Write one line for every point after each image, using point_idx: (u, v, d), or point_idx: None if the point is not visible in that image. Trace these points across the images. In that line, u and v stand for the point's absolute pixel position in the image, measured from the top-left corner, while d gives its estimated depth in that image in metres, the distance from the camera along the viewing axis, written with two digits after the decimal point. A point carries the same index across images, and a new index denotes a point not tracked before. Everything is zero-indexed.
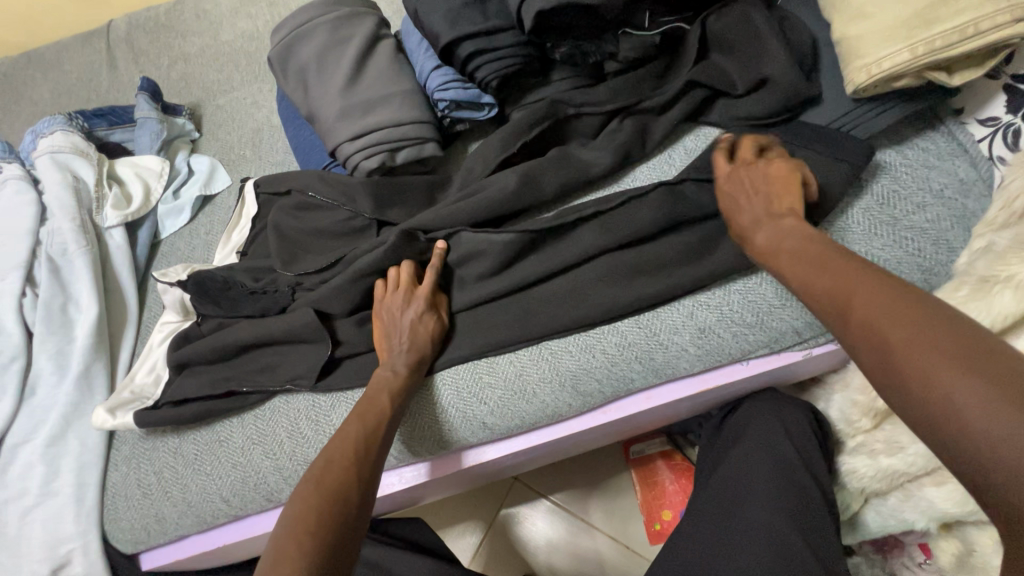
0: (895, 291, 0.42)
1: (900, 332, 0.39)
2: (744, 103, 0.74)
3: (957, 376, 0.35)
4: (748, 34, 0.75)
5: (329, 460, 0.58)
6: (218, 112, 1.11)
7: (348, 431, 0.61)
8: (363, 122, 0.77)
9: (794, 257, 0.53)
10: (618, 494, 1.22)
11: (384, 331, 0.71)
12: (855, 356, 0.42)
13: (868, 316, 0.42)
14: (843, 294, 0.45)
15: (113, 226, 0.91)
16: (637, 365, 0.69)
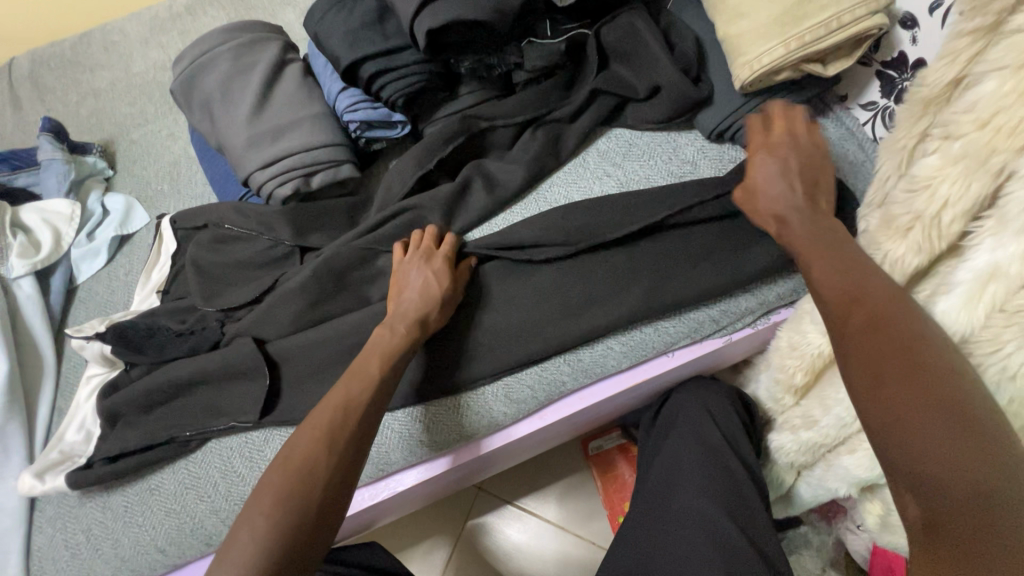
0: (895, 311, 0.47)
1: (906, 377, 0.44)
2: (647, 108, 0.78)
3: (957, 422, 0.41)
4: (643, 39, 0.77)
5: (276, 487, 0.53)
6: (133, 147, 1.07)
7: (302, 444, 0.56)
8: (272, 149, 0.76)
9: (816, 261, 0.54)
10: (582, 492, 1.24)
11: (397, 284, 0.70)
12: (866, 355, 0.46)
13: (888, 321, 0.46)
14: (875, 289, 0.48)
15: (21, 276, 0.87)
16: (566, 367, 0.71)
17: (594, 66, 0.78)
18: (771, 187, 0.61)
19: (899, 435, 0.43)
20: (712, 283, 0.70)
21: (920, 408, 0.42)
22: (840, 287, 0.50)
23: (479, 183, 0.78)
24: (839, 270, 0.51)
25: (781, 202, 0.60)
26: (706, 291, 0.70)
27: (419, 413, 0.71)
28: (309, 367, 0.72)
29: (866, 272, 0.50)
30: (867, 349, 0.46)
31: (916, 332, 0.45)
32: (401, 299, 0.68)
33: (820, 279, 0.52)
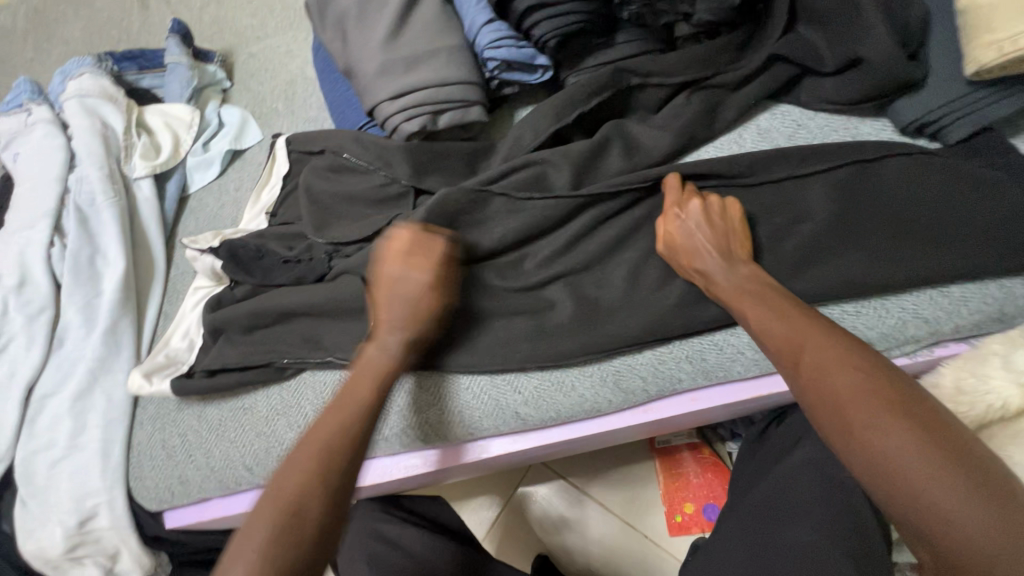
0: (858, 361, 0.48)
1: (870, 411, 0.45)
2: (833, 84, 0.67)
3: (933, 447, 0.42)
4: (852, 3, 0.65)
5: (281, 504, 0.48)
6: (250, 61, 1.05)
7: (302, 454, 0.51)
8: (404, 80, 0.71)
9: (749, 306, 0.56)
10: (642, 484, 1.19)
11: (385, 284, 0.62)
12: (832, 411, 0.47)
13: (848, 374, 0.47)
14: (822, 347, 0.50)
15: (141, 177, 0.88)
16: (686, 365, 0.64)
17: (780, 29, 0.69)
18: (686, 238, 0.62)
19: (879, 475, 0.43)
20: (878, 302, 0.61)
21: (890, 439, 0.43)
22: (784, 338, 0.52)
23: (618, 147, 0.70)
24: (783, 321, 0.53)
25: (712, 267, 0.60)
26: (870, 309, 0.60)
27: (502, 375, 0.67)
28: None
29: (811, 328, 0.51)
30: (834, 390, 0.47)
31: (885, 377, 0.47)
32: (389, 303, 0.61)
33: (765, 334, 0.54)
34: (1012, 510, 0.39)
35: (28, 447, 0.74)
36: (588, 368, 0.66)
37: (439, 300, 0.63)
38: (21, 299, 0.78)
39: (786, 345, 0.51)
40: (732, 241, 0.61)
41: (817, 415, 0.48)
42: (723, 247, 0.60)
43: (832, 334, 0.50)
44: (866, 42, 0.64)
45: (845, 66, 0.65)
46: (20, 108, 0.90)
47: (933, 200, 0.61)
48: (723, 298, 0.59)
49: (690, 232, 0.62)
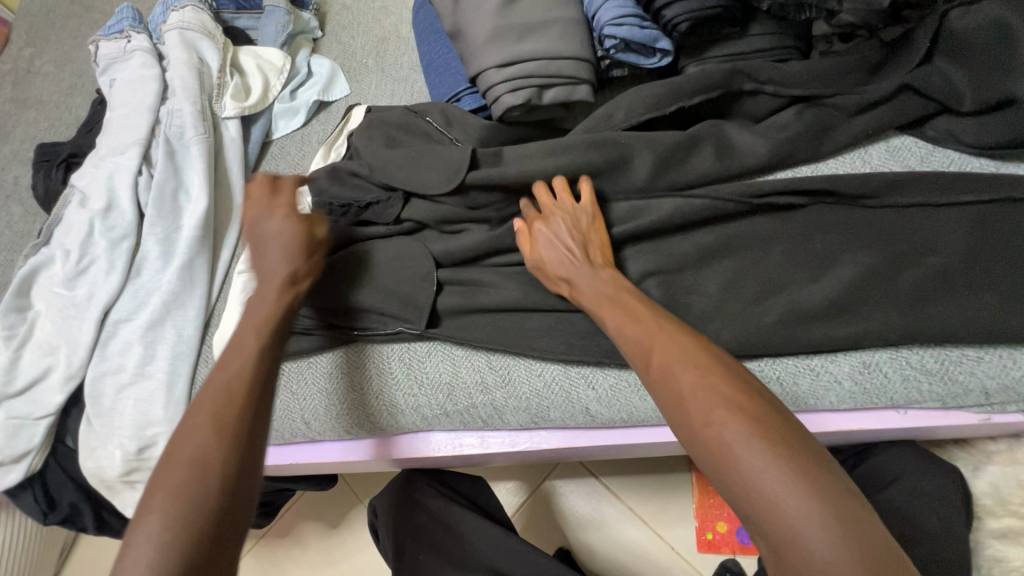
0: (707, 361, 0.46)
1: (708, 397, 0.43)
2: (972, 124, 0.61)
3: (762, 455, 0.39)
4: (1008, 35, 0.58)
5: (175, 450, 0.46)
6: (344, 12, 1.03)
7: (206, 402, 0.49)
8: (515, 49, 0.67)
9: (609, 311, 0.55)
10: (676, 495, 1.16)
11: (254, 239, 0.63)
12: (675, 405, 0.45)
13: (684, 370, 0.45)
14: (672, 344, 0.48)
15: (229, 117, 0.87)
16: (777, 387, 0.60)
17: (919, 55, 0.62)
18: (551, 253, 0.61)
19: (719, 470, 0.41)
20: (1001, 351, 0.56)
21: (726, 445, 0.41)
22: (636, 336, 0.51)
23: (709, 148, 0.65)
24: (649, 323, 0.51)
25: (574, 268, 0.59)
26: (993, 357, 0.56)
27: (578, 368, 0.65)
28: (492, 295, 0.67)
29: (661, 327, 0.50)
30: (682, 390, 0.45)
31: (675, 367, 0.46)
32: (263, 254, 0.61)
33: (618, 334, 0.52)
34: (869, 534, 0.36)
35: (98, 369, 0.76)
36: None
37: (314, 236, 0.64)
38: (106, 224, 0.79)
39: (640, 344, 0.50)
40: (593, 246, 0.61)
41: (670, 415, 0.46)
42: (583, 251, 0.60)
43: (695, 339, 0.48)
44: (1018, 76, 0.57)
45: (990, 106, 0.60)
46: (121, 34, 0.90)
47: None
48: (584, 301, 0.58)
49: (553, 235, 0.61)
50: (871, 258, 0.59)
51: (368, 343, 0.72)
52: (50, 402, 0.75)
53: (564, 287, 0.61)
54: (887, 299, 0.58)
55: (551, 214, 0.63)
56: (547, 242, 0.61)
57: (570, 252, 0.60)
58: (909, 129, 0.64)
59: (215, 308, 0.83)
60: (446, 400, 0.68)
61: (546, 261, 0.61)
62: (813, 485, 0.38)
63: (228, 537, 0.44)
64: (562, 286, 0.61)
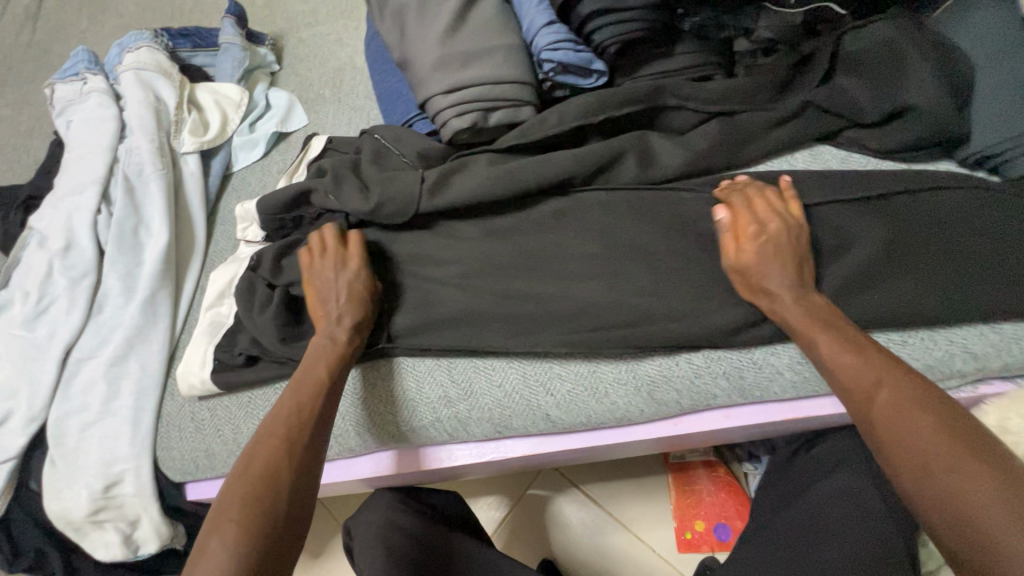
0: (910, 391, 0.49)
1: (929, 428, 0.46)
2: (878, 133, 0.65)
3: (985, 481, 0.42)
4: (897, 46, 0.64)
5: (251, 468, 0.54)
6: (301, 46, 1.06)
7: (279, 428, 0.57)
8: (459, 75, 0.71)
9: (822, 337, 0.55)
10: (654, 497, 1.18)
11: (317, 293, 0.68)
12: (895, 433, 0.48)
13: (898, 400, 0.49)
14: (857, 370, 0.52)
15: (188, 152, 0.89)
16: (722, 381, 0.64)
17: (819, 74, 0.67)
18: (756, 263, 0.60)
19: (934, 487, 0.44)
20: (922, 334, 0.60)
21: (949, 475, 0.43)
22: (851, 368, 0.52)
23: (634, 157, 0.71)
24: (847, 349, 0.53)
25: (780, 280, 0.59)
26: (917, 340, 0.60)
27: (534, 376, 0.68)
28: (450, 311, 0.69)
29: (877, 360, 0.52)
30: (891, 424, 0.48)
31: (893, 401, 0.49)
32: (414, 312, 0.65)
33: (833, 364, 0.54)
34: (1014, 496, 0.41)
35: (62, 408, 0.75)
36: (621, 375, 0.66)
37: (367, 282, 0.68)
38: (66, 263, 0.80)
39: (855, 378, 0.52)
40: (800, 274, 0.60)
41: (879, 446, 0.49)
42: (792, 265, 0.59)
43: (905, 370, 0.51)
44: (912, 88, 0.62)
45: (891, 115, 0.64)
46: (77, 77, 0.92)
47: (992, 233, 0.60)
48: (784, 318, 0.58)
49: (757, 259, 0.60)
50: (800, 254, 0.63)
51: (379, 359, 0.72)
52: (12, 445, 0.74)
53: (762, 297, 0.60)
54: (816, 293, 0.62)
55: (765, 217, 0.62)
56: (756, 253, 0.60)
57: (780, 263, 0.59)
58: (821, 138, 0.68)
59: (179, 341, 0.83)
60: (411, 416, 0.70)
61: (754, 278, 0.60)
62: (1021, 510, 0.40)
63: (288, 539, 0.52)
64: (760, 296, 0.60)
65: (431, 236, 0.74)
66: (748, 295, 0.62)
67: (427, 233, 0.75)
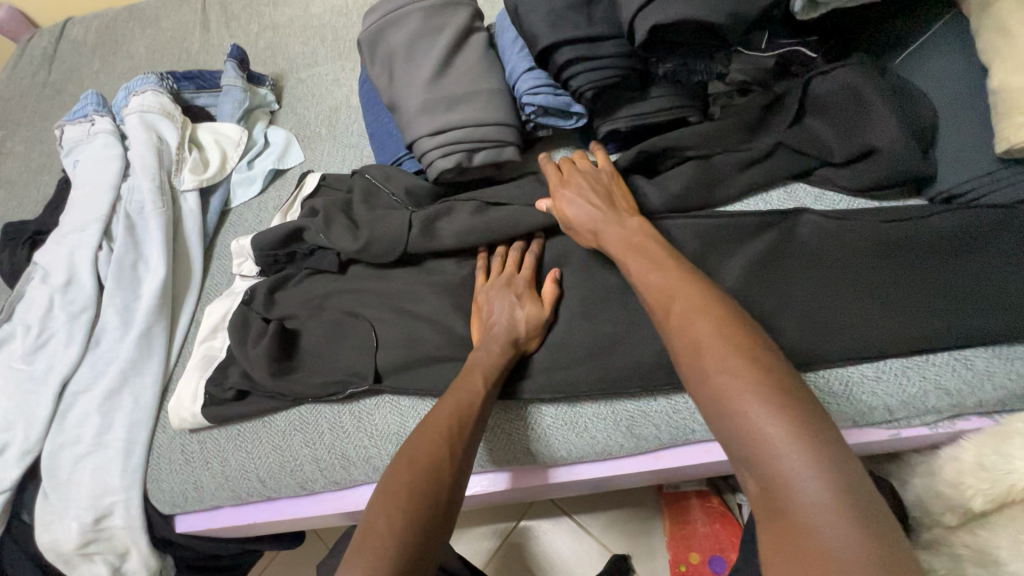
0: (715, 308, 0.49)
1: (722, 343, 0.46)
2: (848, 172, 0.68)
3: (757, 401, 0.42)
4: (861, 91, 0.66)
5: (414, 459, 0.55)
6: (299, 85, 1.10)
7: (430, 425, 0.58)
8: (444, 119, 0.74)
9: (634, 261, 0.59)
10: (648, 528, 1.16)
11: (483, 311, 0.69)
12: (693, 354, 0.48)
13: (699, 320, 0.49)
14: (667, 287, 0.53)
15: (188, 189, 0.93)
16: (700, 417, 0.65)
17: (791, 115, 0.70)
18: (577, 204, 0.66)
19: (724, 405, 0.44)
20: (898, 367, 0.61)
21: (745, 417, 0.42)
22: (657, 284, 0.55)
23: None
24: (659, 271, 0.56)
25: (584, 212, 0.65)
26: (889, 373, 0.61)
27: (515, 409, 0.69)
28: (435, 346, 0.71)
29: (682, 279, 0.53)
30: (683, 335, 0.49)
31: (696, 317, 0.49)
32: (488, 328, 0.67)
33: (642, 283, 0.56)
34: (814, 434, 0.40)
35: (56, 440, 0.77)
36: (601, 409, 0.67)
37: (538, 313, 0.67)
38: (66, 298, 0.83)
39: (663, 296, 0.53)
40: (615, 199, 0.67)
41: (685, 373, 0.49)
42: (606, 203, 0.66)
43: (712, 292, 0.51)
44: (875, 133, 0.65)
45: (858, 156, 0.67)
46: (85, 119, 0.96)
47: (956, 265, 0.61)
48: (612, 248, 0.62)
49: (573, 186, 0.68)
50: (776, 285, 0.64)
51: (366, 396, 0.74)
52: (6, 477, 0.76)
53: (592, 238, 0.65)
54: (794, 333, 0.61)
55: (570, 169, 0.70)
56: (575, 198, 0.66)
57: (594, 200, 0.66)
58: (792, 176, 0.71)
59: (173, 373, 0.85)
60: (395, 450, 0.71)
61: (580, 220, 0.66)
62: (821, 455, 0.39)
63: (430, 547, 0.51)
64: (586, 237, 0.66)
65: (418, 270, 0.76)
66: (581, 241, 0.67)
67: (412, 268, 0.77)
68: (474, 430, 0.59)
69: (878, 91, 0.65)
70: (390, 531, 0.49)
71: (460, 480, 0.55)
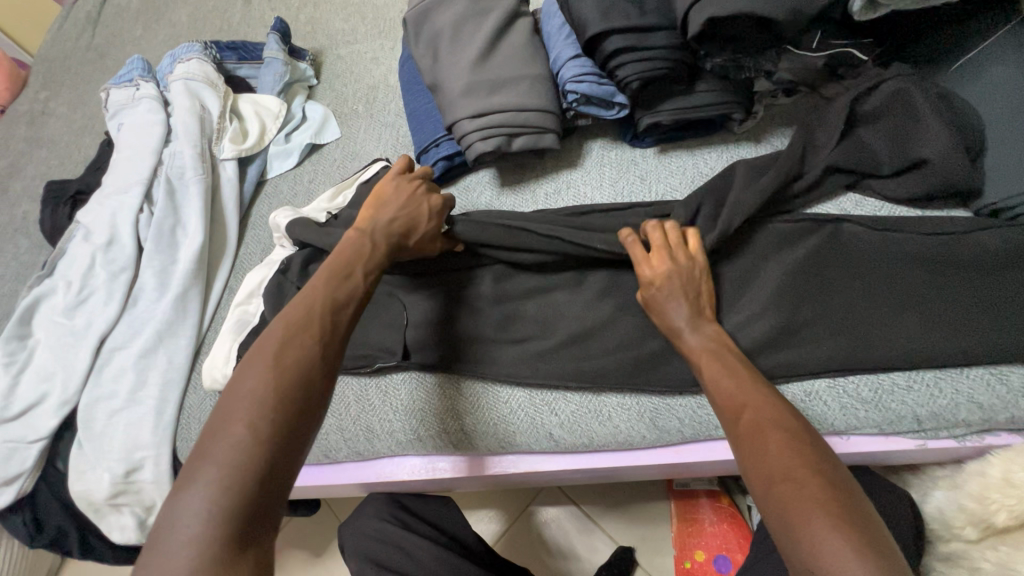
0: (784, 420, 0.49)
1: (792, 458, 0.46)
2: (896, 184, 0.67)
3: (823, 516, 0.41)
4: (909, 96, 0.66)
5: (278, 361, 0.49)
6: (338, 62, 1.11)
7: (288, 328, 0.52)
8: (486, 102, 0.74)
9: (705, 359, 0.57)
10: (655, 523, 1.17)
11: (381, 196, 0.67)
12: (758, 463, 0.47)
13: (769, 429, 0.48)
14: (734, 389, 0.53)
15: (227, 159, 0.94)
16: None
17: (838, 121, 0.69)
18: (668, 298, 0.61)
19: (790, 519, 0.42)
20: (930, 379, 0.60)
21: (811, 526, 0.41)
22: (728, 389, 0.53)
23: None
24: (729, 375, 0.54)
25: (675, 314, 0.60)
26: (921, 383, 0.60)
27: (541, 394, 0.70)
28: (465, 326, 0.72)
29: (752, 385, 0.52)
30: (750, 446, 0.48)
31: (766, 425, 0.49)
32: (380, 208, 0.66)
33: (713, 387, 0.54)
34: (885, 562, 0.38)
35: (93, 393, 0.80)
36: (626, 401, 0.68)
37: (426, 204, 0.68)
38: (107, 257, 0.85)
39: (734, 402, 0.52)
40: (703, 305, 0.62)
41: (742, 467, 0.48)
42: (696, 308, 0.61)
43: (786, 407, 0.50)
44: (924, 144, 0.65)
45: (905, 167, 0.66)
46: (131, 83, 0.98)
47: (996, 282, 0.61)
48: (687, 351, 0.59)
49: (663, 281, 0.62)
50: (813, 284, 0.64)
51: (394, 373, 0.75)
52: (44, 425, 0.79)
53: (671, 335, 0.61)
54: (820, 337, 0.63)
55: (663, 257, 0.63)
56: (669, 294, 0.61)
57: (683, 304, 0.61)
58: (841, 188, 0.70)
59: (205, 338, 0.87)
60: (418, 426, 0.72)
61: (665, 317, 0.61)
62: None
63: (280, 461, 0.45)
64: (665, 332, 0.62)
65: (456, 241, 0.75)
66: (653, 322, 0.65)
67: None
68: (338, 325, 0.55)
69: (927, 102, 0.65)
70: (228, 446, 0.44)
71: (320, 381, 0.50)
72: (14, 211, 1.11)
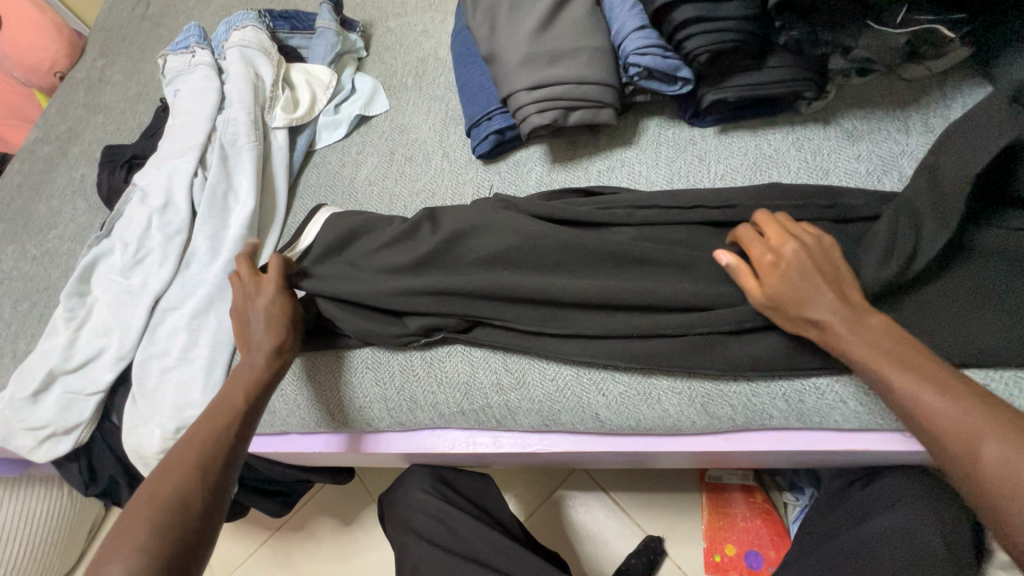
0: (995, 423, 0.46)
1: (1022, 468, 0.43)
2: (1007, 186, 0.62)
3: None
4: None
5: (149, 522, 0.53)
6: (387, 35, 1.10)
7: (167, 479, 0.56)
8: (544, 73, 0.73)
9: (895, 372, 0.50)
10: (685, 514, 1.16)
11: (241, 318, 0.70)
12: (985, 478, 0.45)
13: (987, 439, 0.45)
14: (940, 402, 0.48)
15: (279, 127, 0.95)
16: (781, 403, 0.63)
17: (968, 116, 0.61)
18: (806, 288, 0.55)
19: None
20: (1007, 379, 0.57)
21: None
22: (926, 401, 0.49)
23: None
24: (926, 381, 0.49)
25: (826, 305, 0.54)
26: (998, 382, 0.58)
27: (588, 374, 0.69)
28: None
29: (953, 388, 0.48)
30: (975, 458, 0.46)
31: (975, 437, 0.46)
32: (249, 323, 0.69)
33: (913, 403, 0.49)
34: None
35: (147, 351, 0.82)
36: (676, 385, 0.66)
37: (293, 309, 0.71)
38: (163, 219, 0.87)
39: (941, 417, 0.48)
40: (846, 284, 0.55)
41: (956, 473, 0.47)
42: (840, 291, 0.55)
43: (982, 402, 0.47)
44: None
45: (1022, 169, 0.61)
46: (187, 50, 0.99)
47: None
48: (857, 356, 0.52)
49: (788, 264, 0.56)
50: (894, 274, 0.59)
51: (440, 345, 0.75)
52: (101, 379, 0.82)
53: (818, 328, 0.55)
54: None
55: (788, 241, 0.58)
56: (803, 276, 0.55)
57: (827, 292, 0.54)
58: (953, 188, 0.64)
59: None
60: (462, 399, 0.72)
61: (808, 305, 0.55)
62: None
63: None
64: (811, 331, 0.56)
65: (508, 213, 0.73)
66: (792, 327, 0.57)
67: None
68: (223, 473, 0.59)
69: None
70: None
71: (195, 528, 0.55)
72: (73, 173, 1.15)
